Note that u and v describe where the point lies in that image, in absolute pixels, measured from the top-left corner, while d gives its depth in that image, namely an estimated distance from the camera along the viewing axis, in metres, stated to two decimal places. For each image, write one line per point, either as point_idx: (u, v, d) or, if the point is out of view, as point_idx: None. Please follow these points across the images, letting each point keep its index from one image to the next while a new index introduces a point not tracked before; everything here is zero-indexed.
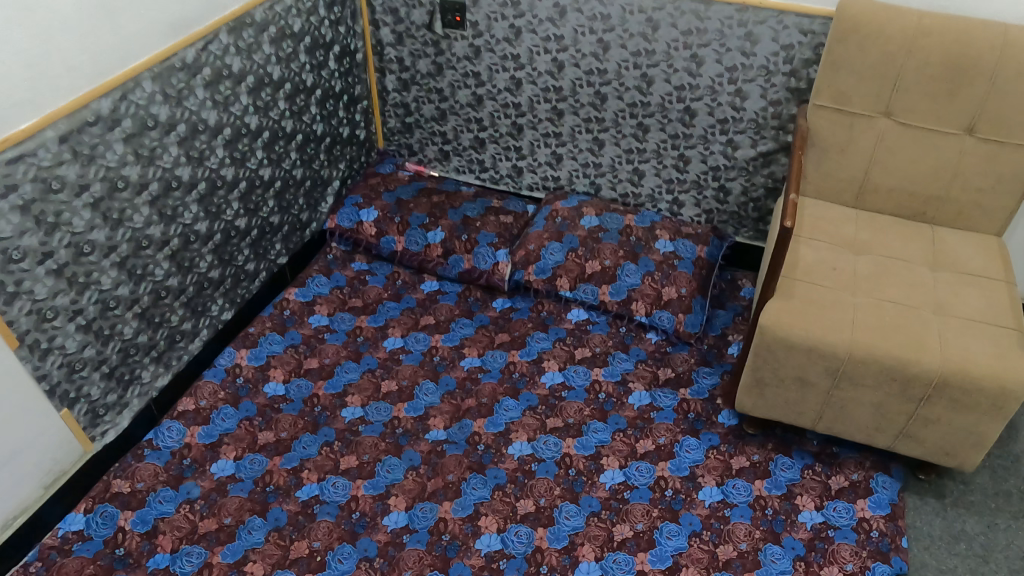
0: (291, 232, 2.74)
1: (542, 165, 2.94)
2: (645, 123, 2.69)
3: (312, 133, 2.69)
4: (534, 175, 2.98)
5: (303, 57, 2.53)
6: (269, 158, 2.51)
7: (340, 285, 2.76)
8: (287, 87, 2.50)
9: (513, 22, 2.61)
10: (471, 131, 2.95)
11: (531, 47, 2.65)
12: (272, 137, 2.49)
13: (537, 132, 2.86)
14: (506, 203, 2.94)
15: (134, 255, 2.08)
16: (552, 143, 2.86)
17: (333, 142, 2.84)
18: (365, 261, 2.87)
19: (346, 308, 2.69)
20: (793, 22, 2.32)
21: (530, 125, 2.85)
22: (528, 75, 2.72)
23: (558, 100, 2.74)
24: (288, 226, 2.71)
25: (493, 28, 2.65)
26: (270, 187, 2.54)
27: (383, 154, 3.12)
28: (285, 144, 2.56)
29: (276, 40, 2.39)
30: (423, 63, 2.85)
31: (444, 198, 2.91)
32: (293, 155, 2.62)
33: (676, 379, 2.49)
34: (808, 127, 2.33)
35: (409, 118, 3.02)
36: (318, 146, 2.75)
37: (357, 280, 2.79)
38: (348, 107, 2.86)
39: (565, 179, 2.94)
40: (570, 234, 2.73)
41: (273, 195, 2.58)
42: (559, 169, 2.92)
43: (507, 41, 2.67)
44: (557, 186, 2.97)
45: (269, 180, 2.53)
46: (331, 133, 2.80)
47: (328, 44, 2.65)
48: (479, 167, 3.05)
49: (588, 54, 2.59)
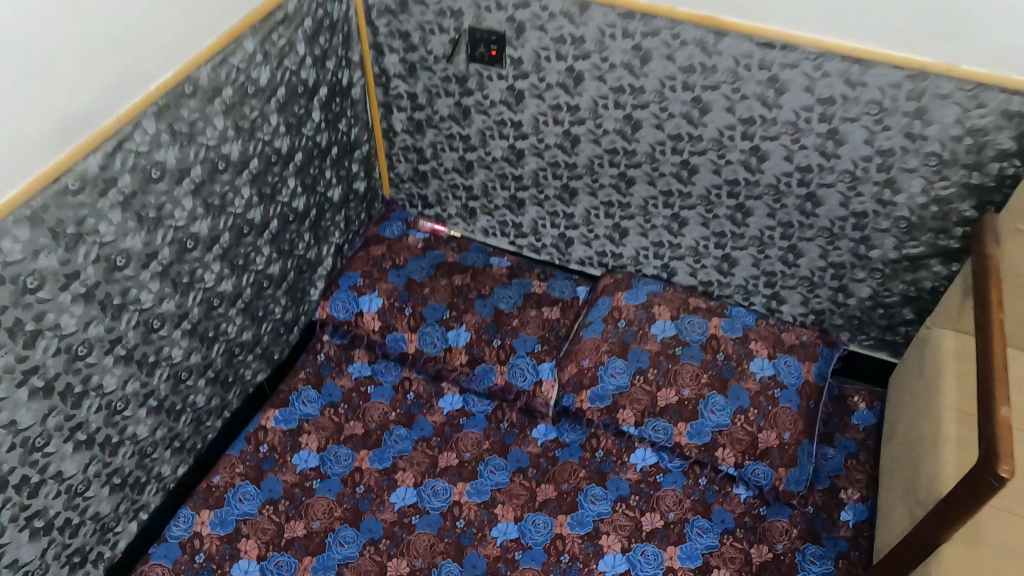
0: (269, 339, 2.07)
1: (600, 238, 2.20)
2: (747, 204, 1.96)
3: (293, 212, 1.97)
4: (587, 248, 2.25)
5: (274, 118, 1.79)
6: (233, 266, 1.80)
7: (334, 402, 2.12)
8: (256, 164, 1.77)
9: (572, 64, 1.84)
10: (505, 189, 2.21)
11: (597, 97, 1.88)
12: (236, 239, 1.78)
13: (595, 200, 2.11)
14: (550, 286, 2.23)
15: (24, 463, 1.42)
16: (615, 212, 2.12)
17: (323, 210, 2.11)
18: (366, 362, 2.20)
19: (341, 440, 2.06)
20: (996, 102, 1.57)
21: (589, 191, 2.10)
22: (593, 133, 1.96)
23: (631, 167, 2.00)
24: (265, 337, 2.03)
25: (547, 70, 1.88)
26: (236, 300, 1.85)
27: (389, 206, 2.40)
28: (252, 237, 1.83)
29: (230, 109, 1.64)
30: (445, 103, 2.08)
31: (470, 280, 2.21)
32: (267, 249, 1.91)
33: (776, 565, 1.88)
34: (1003, 257, 1.62)
35: (424, 165, 2.28)
36: (302, 225, 2.04)
37: (355, 395, 2.14)
38: (339, 164, 2.12)
39: (627, 259, 2.22)
40: (633, 346, 2.05)
41: (241, 311, 1.89)
42: (622, 246, 2.19)
43: (562, 88, 1.90)
44: (617, 263, 2.24)
45: (231, 293, 1.83)
46: (318, 204, 2.08)
47: (312, 89, 1.89)
48: (515, 230, 2.31)
49: (678, 114, 1.84)
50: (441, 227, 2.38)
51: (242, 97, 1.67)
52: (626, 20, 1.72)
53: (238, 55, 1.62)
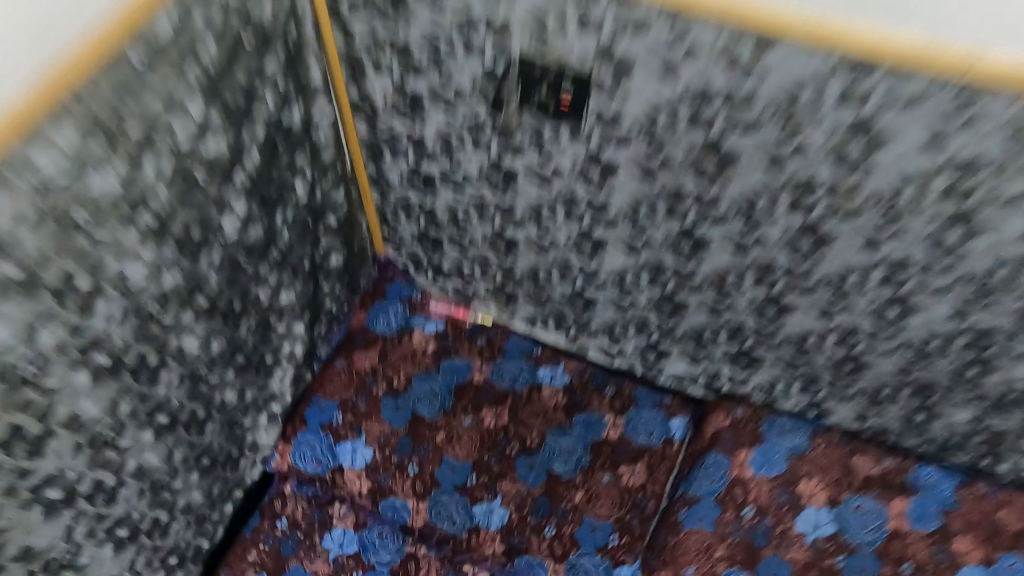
0: (190, 536, 1.25)
1: (713, 359, 1.37)
2: (997, 363, 1.09)
3: (204, 366, 1.13)
4: (692, 366, 1.41)
5: (148, 247, 0.93)
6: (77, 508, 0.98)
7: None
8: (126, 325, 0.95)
9: (714, 139, 0.96)
10: (566, 282, 1.37)
11: (757, 192, 1.00)
12: (92, 459, 0.98)
13: (715, 321, 1.27)
14: (631, 424, 1.42)
15: None
16: (749, 336, 1.27)
17: (262, 330, 1.25)
18: (350, 528, 1.35)
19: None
20: None
21: (709, 305, 1.24)
22: (739, 237, 1.08)
23: (802, 291, 1.12)
24: (174, 550, 1.23)
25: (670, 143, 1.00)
26: (114, 531, 1.08)
27: (383, 274, 1.55)
28: (130, 435, 1.03)
29: (31, 279, 0.79)
30: (473, 159, 1.20)
31: (509, 421, 1.41)
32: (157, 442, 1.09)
33: None
34: None
35: (437, 231, 1.40)
36: (218, 374, 1.18)
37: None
38: (284, 263, 1.24)
39: (753, 389, 1.40)
40: (766, 551, 1.27)
41: (123, 539, 1.10)
42: (745, 372, 1.36)
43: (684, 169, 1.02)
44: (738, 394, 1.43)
45: (97, 531, 1.04)
46: (250, 329, 1.21)
47: (231, 163, 1.02)
48: (578, 327, 1.47)
49: (917, 238, 0.96)
50: (465, 309, 1.53)
51: (63, 239, 0.81)
52: (862, 74, 0.80)
53: (30, 174, 0.74)
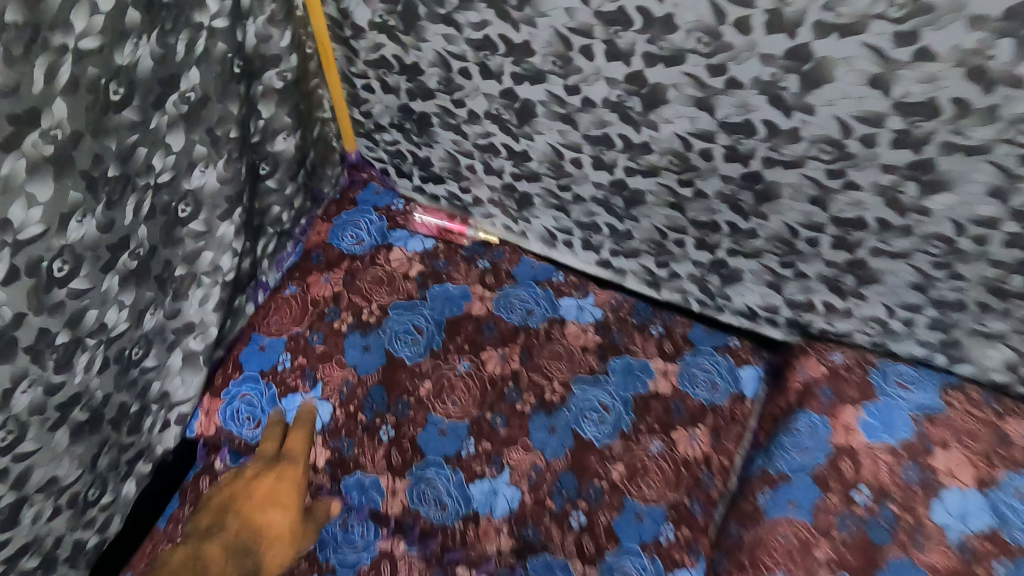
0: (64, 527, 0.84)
1: (806, 281, 0.98)
2: None
3: (56, 257, 0.71)
4: (767, 293, 1.04)
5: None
6: None
7: (224, 493, 0.92)
8: None
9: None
10: (603, 170, 0.97)
11: None
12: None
13: (824, 218, 0.87)
14: (687, 373, 1.04)
15: None
16: (871, 241, 0.87)
17: (162, 215, 0.84)
18: None
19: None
20: None
21: (814, 192, 0.84)
22: (884, 65, 0.68)
23: (972, 156, 0.72)
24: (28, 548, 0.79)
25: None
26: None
27: (356, 183, 1.22)
28: None
29: None
30: None
31: (519, 368, 1.03)
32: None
33: None
34: None
35: (422, 102, 1.03)
36: (89, 279, 0.76)
37: (274, 498, 0.91)
38: (195, 125, 0.84)
39: (857, 325, 1.00)
40: (890, 552, 0.81)
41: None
42: (851, 301, 0.97)
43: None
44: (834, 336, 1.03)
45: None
46: (134, 214, 0.80)
47: None
48: (615, 240, 1.09)
49: None
50: (462, 224, 1.17)
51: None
52: None
53: None
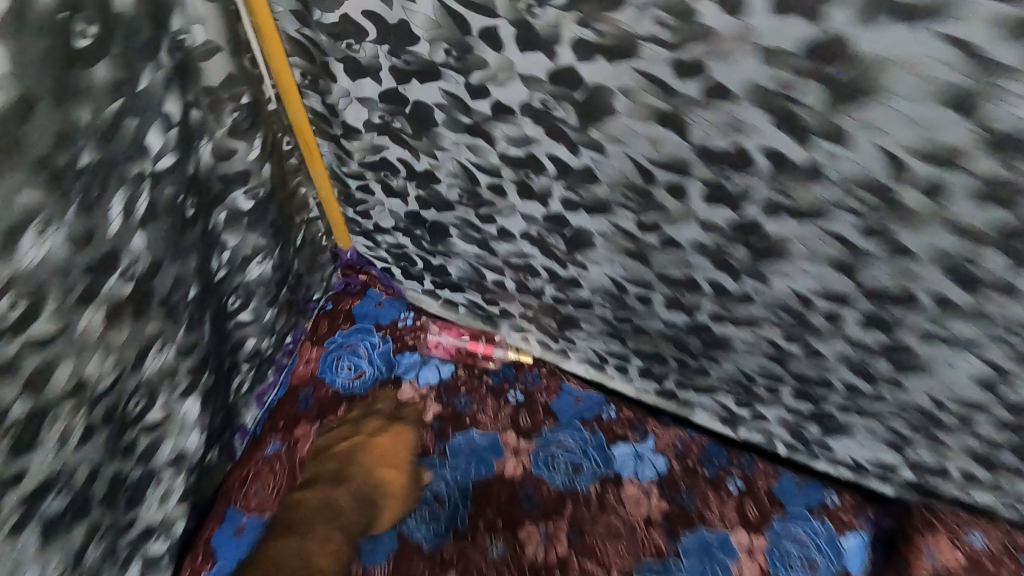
0: None
1: (945, 450, 0.74)
2: None
3: None
4: (886, 451, 0.79)
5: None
6: None
7: (343, 442, 0.87)
8: None
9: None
10: (679, 309, 0.73)
11: None
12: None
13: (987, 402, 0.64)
14: (779, 546, 0.81)
15: None
16: None
17: (104, 428, 0.61)
18: None
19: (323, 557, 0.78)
20: None
21: (983, 373, 0.61)
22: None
23: None
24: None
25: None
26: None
27: (353, 294, 0.98)
28: None
29: None
30: (517, 67, 0.54)
31: (571, 553, 0.80)
32: None
33: None
34: None
35: (434, 211, 0.76)
36: None
37: (392, 457, 0.85)
38: (142, 305, 0.62)
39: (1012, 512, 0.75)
40: None
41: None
42: (1005, 483, 0.73)
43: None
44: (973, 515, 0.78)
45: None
46: (58, 448, 0.57)
47: None
48: (685, 373, 0.85)
49: None
50: (487, 346, 0.94)
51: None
52: None
53: None
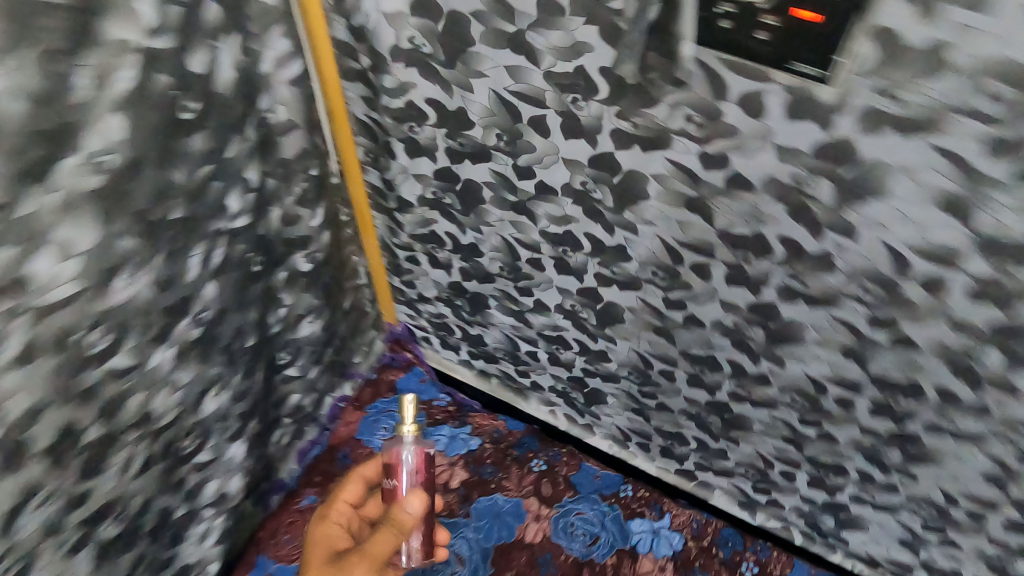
0: None
1: (953, 549, 0.77)
2: None
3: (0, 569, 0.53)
4: (894, 544, 0.82)
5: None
6: None
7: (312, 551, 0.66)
8: None
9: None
10: (700, 388, 0.76)
11: None
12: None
13: (985, 501, 0.68)
14: None
15: None
16: None
17: (160, 462, 0.67)
18: None
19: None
20: None
21: (996, 470, 0.63)
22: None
23: None
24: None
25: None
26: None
27: (389, 366, 1.04)
28: None
29: None
30: (561, 151, 0.61)
31: None
32: None
33: None
34: None
35: (477, 283, 0.83)
36: (48, 570, 0.58)
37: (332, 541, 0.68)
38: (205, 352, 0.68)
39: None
40: None
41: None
42: None
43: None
44: None
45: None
46: (120, 476, 0.62)
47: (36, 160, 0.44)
48: (705, 454, 0.87)
49: None
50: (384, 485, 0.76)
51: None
52: None
53: None
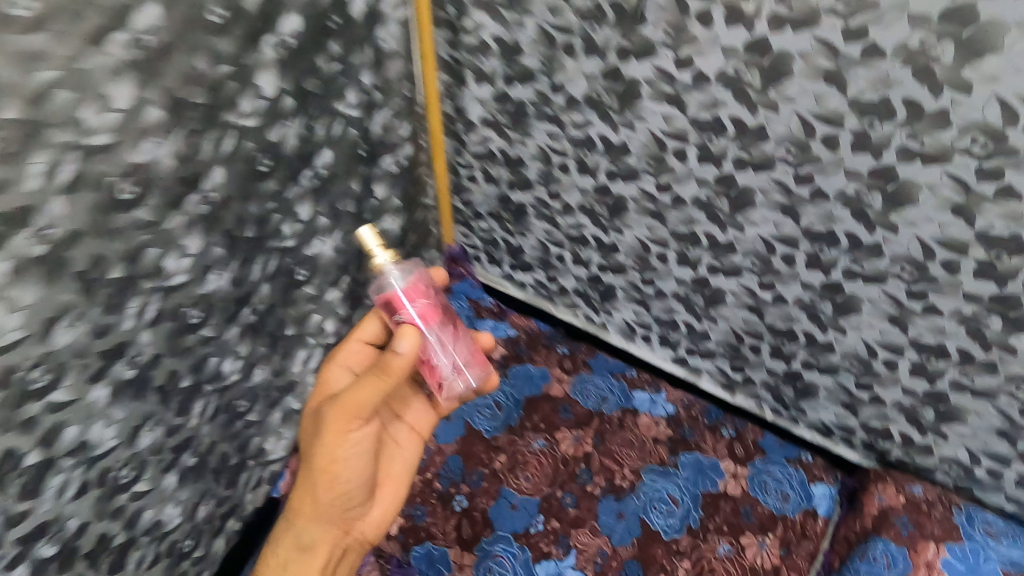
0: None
1: (882, 408, 0.94)
2: None
3: (192, 304, 0.75)
4: (834, 406, 0.99)
5: (127, 80, 0.58)
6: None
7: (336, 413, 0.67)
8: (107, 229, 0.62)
9: (953, 3, 0.59)
10: (687, 266, 1.01)
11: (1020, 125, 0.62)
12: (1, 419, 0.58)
13: (892, 343, 0.87)
14: (757, 479, 0.99)
15: None
16: (951, 373, 0.84)
17: (279, 276, 0.88)
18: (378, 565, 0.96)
19: (365, 447, 0.72)
20: None
21: (892, 311, 0.84)
22: (967, 194, 0.70)
23: None
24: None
25: (890, 21, 0.63)
26: (32, 545, 0.66)
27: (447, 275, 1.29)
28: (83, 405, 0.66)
29: None
30: (584, 68, 0.89)
31: (594, 452, 1.02)
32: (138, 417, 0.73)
33: None
34: None
35: (520, 192, 1.12)
36: (216, 328, 0.80)
37: (360, 411, 0.68)
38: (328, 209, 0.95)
39: (938, 464, 0.95)
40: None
41: (46, 563, 0.69)
42: (930, 438, 0.93)
43: (919, 71, 0.65)
44: (897, 461, 0.99)
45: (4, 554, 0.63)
46: (261, 273, 0.85)
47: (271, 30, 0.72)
48: (692, 338, 1.10)
49: None
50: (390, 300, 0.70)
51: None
52: None
53: None
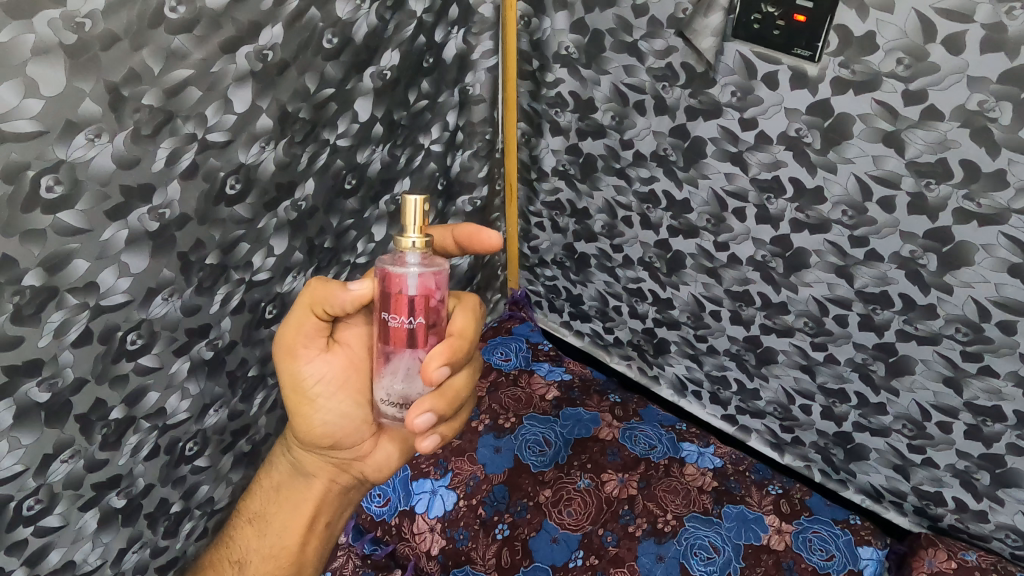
0: None
1: (934, 470, 0.92)
2: None
3: (270, 302, 0.82)
4: (889, 472, 0.98)
5: (248, 88, 0.67)
6: (84, 454, 0.67)
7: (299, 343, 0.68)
8: (210, 212, 0.69)
9: (1013, 64, 0.62)
10: (741, 324, 1.03)
11: None
12: (98, 370, 0.65)
13: (946, 407, 0.86)
14: (802, 535, 0.97)
15: None
16: (1008, 435, 0.83)
17: None
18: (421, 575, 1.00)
19: (333, 389, 0.70)
20: None
21: (947, 371, 0.83)
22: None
23: None
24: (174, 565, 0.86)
25: (949, 85, 0.66)
26: (105, 493, 0.71)
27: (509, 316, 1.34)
28: (165, 369, 0.72)
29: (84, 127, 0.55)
30: (654, 126, 0.94)
31: (638, 495, 1.03)
32: (208, 394, 0.79)
33: None
34: None
35: (584, 242, 1.17)
36: None
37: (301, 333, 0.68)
38: None
39: (994, 531, 0.91)
40: None
41: (114, 514, 0.73)
42: (986, 503, 0.90)
43: (977, 133, 0.67)
44: (955, 528, 0.96)
45: (81, 495, 0.69)
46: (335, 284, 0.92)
47: (373, 65, 0.81)
48: (743, 396, 1.11)
49: None
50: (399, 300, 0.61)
51: (118, 7, 0.54)
52: None
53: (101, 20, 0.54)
